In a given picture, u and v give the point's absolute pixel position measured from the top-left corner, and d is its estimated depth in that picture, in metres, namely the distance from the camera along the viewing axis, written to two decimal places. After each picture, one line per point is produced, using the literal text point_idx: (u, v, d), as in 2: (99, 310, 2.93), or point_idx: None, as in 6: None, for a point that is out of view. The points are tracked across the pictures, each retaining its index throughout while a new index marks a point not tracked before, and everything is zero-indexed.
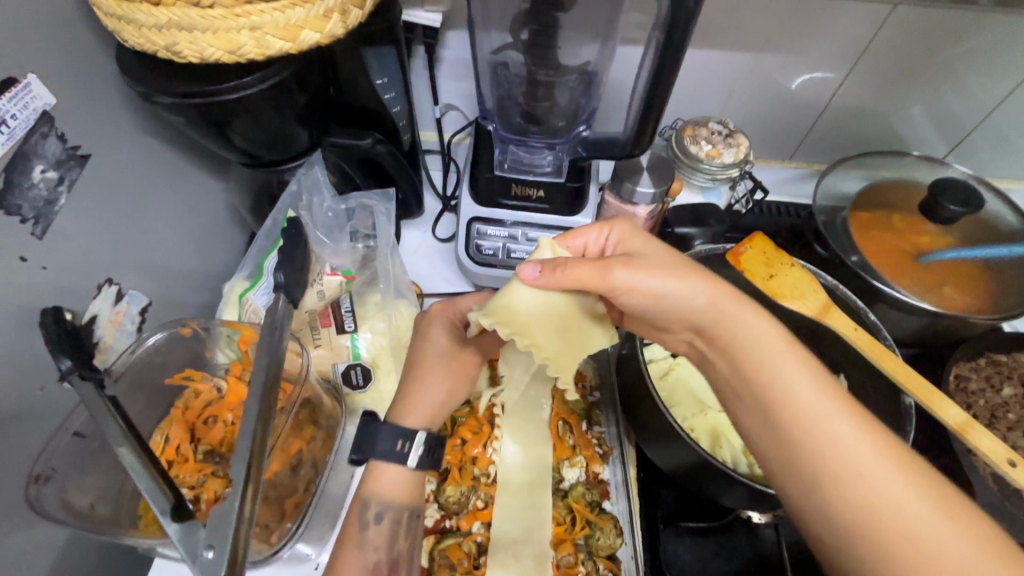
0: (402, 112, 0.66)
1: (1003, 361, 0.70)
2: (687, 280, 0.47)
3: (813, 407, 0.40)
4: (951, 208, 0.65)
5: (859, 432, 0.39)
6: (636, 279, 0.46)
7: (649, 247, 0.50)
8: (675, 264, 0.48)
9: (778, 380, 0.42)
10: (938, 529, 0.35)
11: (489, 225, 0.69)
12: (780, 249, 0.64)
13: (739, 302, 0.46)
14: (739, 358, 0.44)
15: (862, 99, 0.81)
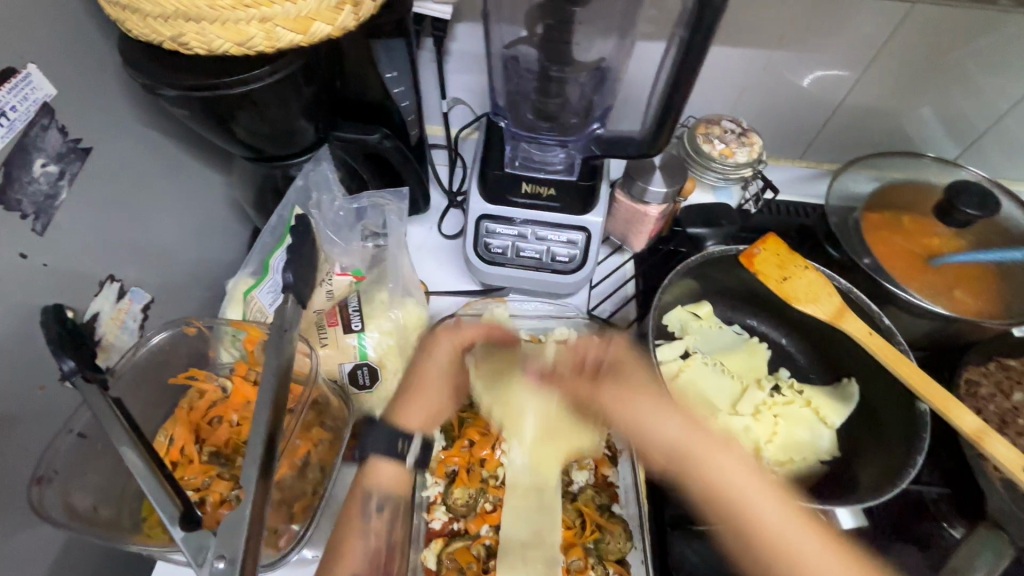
0: (410, 107, 0.65)
1: (1013, 365, 0.70)
2: (651, 404, 0.54)
3: (779, 531, 0.48)
4: (966, 210, 0.64)
5: (786, 516, 0.49)
6: (632, 402, 0.55)
7: (630, 377, 0.57)
8: (653, 397, 0.55)
9: (729, 489, 0.50)
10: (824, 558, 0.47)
11: (497, 223, 0.67)
12: (795, 252, 0.64)
13: (692, 427, 0.53)
14: (706, 496, 0.51)
15: (876, 99, 0.80)
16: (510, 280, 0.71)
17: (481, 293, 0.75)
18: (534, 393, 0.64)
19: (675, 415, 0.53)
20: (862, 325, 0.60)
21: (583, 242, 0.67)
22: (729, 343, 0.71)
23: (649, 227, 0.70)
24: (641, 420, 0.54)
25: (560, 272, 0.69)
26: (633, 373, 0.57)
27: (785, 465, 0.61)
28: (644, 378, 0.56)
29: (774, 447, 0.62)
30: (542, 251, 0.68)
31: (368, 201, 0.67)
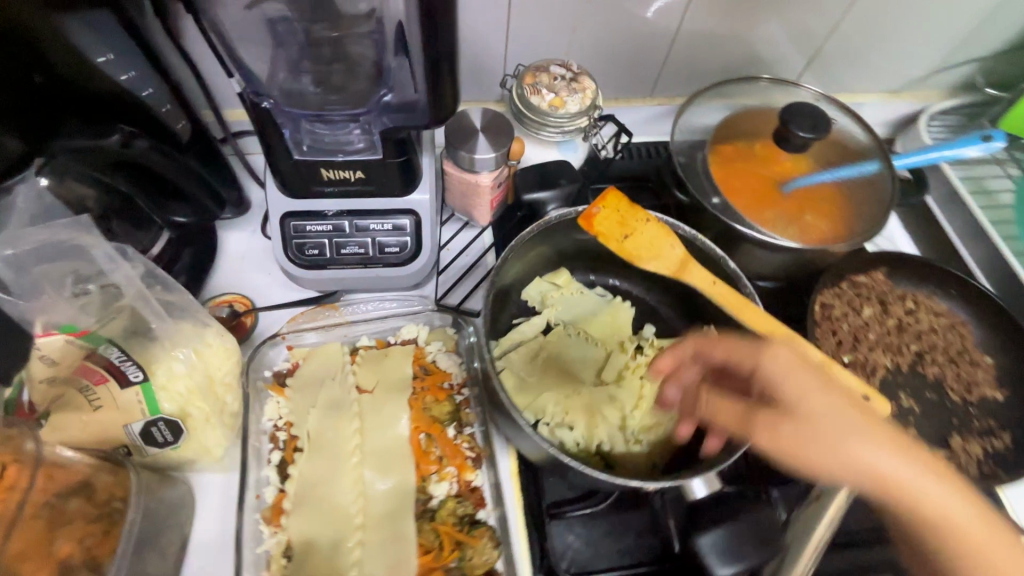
0: (158, 95, 0.52)
1: (862, 282, 0.71)
2: (844, 413, 0.42)
3: (904, 476, 0.41)
4: (801, 134, 0.61)
5: (949, 492, 0.41)
6: (800, 432, 0.43)
7: (817, 386, 0.44)
8: (838, 404, 0.43)
9: (874, 453, 0.41)
10: (930, 482, 0.41)
11: (306, 220, 0.58)
12: (636, 204, 0.59)
13: (872, 425, 0.42)
14: (866, 483, 0.41)
15: (711, 23, 0.74)
16: (342, 283, 0.62)
17: (313, 302, 0.65)
18: (379, 409, 0.57)
19: (824, 394, 0.43)
20: (705, 273, 0.56)
21: (411, 228, 0.60)
22: (593, 309, 0.67)
23: (487, 198, 0.63)
24: (832, 439, 0.42)
25: (394, 264, 0.61)
26: (760, 373, 0.46)
27: (653, 430, 0.59)
28: (766, 369, 0.46)
29: (639, 413, 0.59)
30: (366, 244, 0.59)
31: (61, 241, 0.48)
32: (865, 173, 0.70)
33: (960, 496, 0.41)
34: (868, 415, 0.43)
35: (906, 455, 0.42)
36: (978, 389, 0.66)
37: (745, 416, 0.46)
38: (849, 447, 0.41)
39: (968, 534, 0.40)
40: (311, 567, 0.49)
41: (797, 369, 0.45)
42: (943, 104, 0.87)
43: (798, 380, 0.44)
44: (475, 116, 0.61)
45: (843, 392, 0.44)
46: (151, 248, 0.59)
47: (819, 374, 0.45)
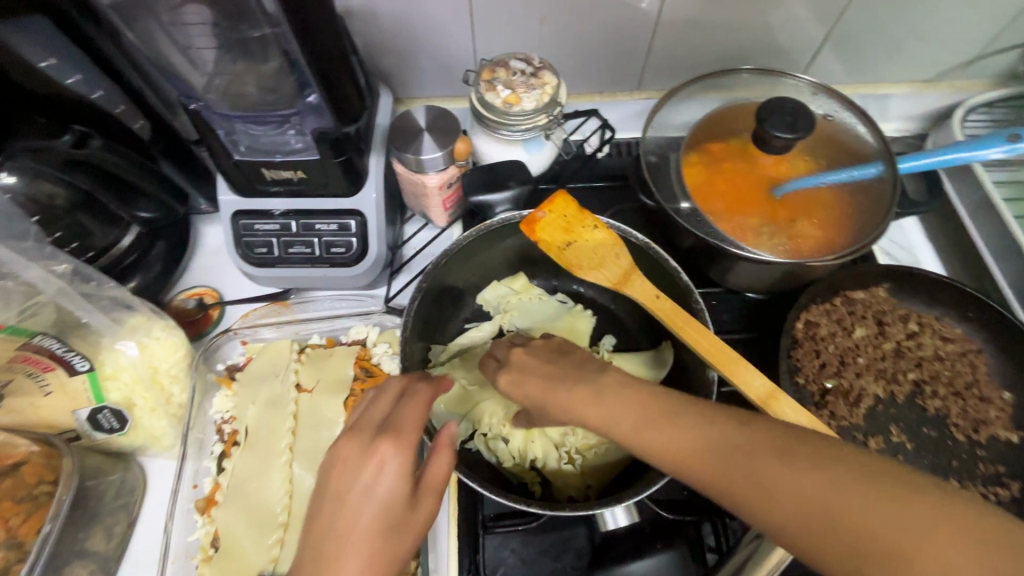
0: (108, 96, 0.54)
1: (857, 299, 0.64)
2: (658, 430, 0.36)
3: (766, 473, 0.31)
4: (777, 135, 0.55)
5: (809, 478, 0.30)
6: (618, 417, 0.38)
7: (618, 394, 0.39)
8: (644, 416, 0.37)
9: (704, 460, 0.33)
10: (799, 477, 0.30)
11: (255, 219, 0.59)
12: (585, 208, 0.56)
13: (695, 428, 0.35)
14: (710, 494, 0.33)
15: (698, 10, 0.68)
16: (292, 282, 0.62)
17: (269, 297, 0.65)
18: (315, 410, 0.57)
19: (633, 406, 0.37)
20: (649, 286, 0.53)
21: (357, 228, 0.59)
22: (550, 316, 0.64)
23: (437, 199, 0.62)
24: (651, 423, 0.36)
25: (341, 265, 0.60)
26: (546, 406, 0.42)
27: (592, 449, 0.55)
28: (547, 399, 0.42)
29: (580, 431, 0.56)
30: (313, 243, 0.59)
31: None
32: (862, 178, 0.62)
33: (833, 480, 0.29)
34: (688, 410, 0.36)
35: (743, 442, 0.33)
36: (988, 428, 0.57)
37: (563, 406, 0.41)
38: (674, 453, 0.34)
39: (863, 521, 0.28)
40: (230, 561, 0.51)
41: (596, 398, 0.39)
42: (984, 96, 0.76)
43: (599, 396, 0.39)
44: (420, 115, 0.60)
45: (639, 398, 0.38)
46: (118, 242, 0.61)
47: (613, 390, 0.39)
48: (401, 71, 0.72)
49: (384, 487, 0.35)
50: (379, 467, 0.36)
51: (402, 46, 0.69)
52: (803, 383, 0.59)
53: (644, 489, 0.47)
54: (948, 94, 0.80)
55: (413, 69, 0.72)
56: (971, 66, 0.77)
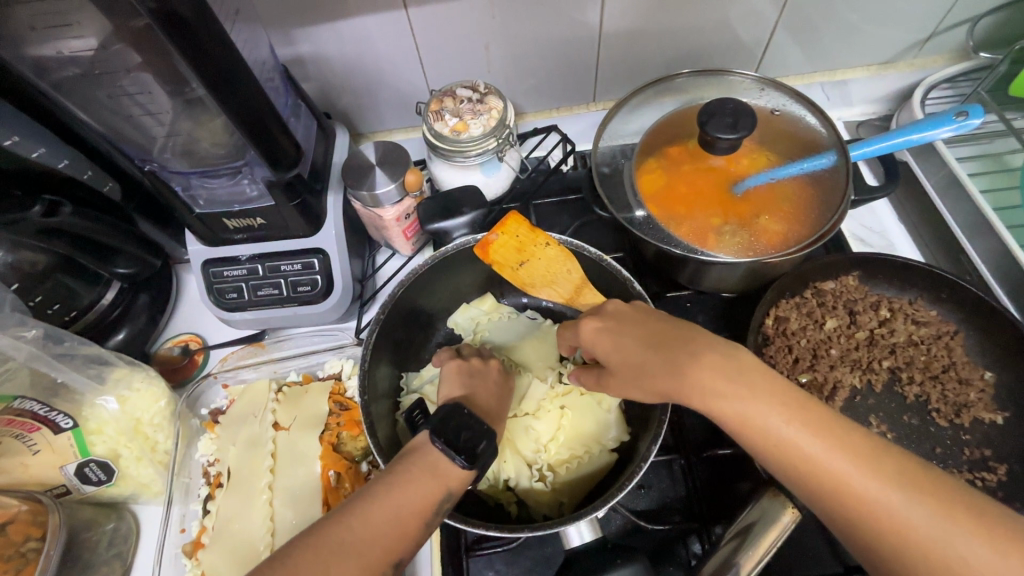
0: (74, 163, 0.58)
1: (827, 290, 0.63)
2: (793, 425, 0.38)
3: (894, 500, 0.35)
4: (719, 137, 0.55)
5: (941, 520, 0.34)
6: (756, 411, 0.38)
7: (756, 385, 0.39)
8: (784, 410, 0.38)
9: (839, 473, 0.36)
10: (924, 510, 0.35)
11: (223, 265, 0.61)
12: (536, 227, 0.57)
13: (838, 442, 0.37)
14: (828, 495, 0.37)
15: (638, 20, 0.69)
16: (264, 322, 0.64)
17: (246, 339, 0.68)
18: (294, 446, 0.59)
19: (779, 402, 0.38)
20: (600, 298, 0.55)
21: (320, 266, 0.61)
22: (521, 333, 0.64)
23: (397, 230, 0.63)
24: (792, 417, 0.38)
25: (308, 302, 0.62)
26: (650, 371, 0.43)
27: (564, 464, 0.56)
28: (665, 371, 0.42)
29: (552, 448, 0.57)
30: (280, 284, 0.61)
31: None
32: (814, 169, 0.61)
33: (926, 502, 0.35)
34: (820, 414, 0.38)
35: (880, 467, 0.36)
36: (971, 411, 0.56)
37: (679, 367, 0.41)
38: (801, 453, 0.37)
39: (957, 555, 0.34)
40: None
41: (739, 383, 0.39)
42: (944, 73, 0.75)
43: (741, 381, 0.39)
44: (371, 152, 0.62)
45: (771, 388, 0.39)
46: (101, 299, 0.63)
47: (755, 375, 0.39)
48: (360, 109, 0.75)
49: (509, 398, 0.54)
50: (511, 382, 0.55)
51: (356, 86, 0.71)
52: None
53: (605, 501, 0.47)
54: (908, 74, 0.79)
55: (370, 105, 0.74)
56: (927, 43, 0.76)
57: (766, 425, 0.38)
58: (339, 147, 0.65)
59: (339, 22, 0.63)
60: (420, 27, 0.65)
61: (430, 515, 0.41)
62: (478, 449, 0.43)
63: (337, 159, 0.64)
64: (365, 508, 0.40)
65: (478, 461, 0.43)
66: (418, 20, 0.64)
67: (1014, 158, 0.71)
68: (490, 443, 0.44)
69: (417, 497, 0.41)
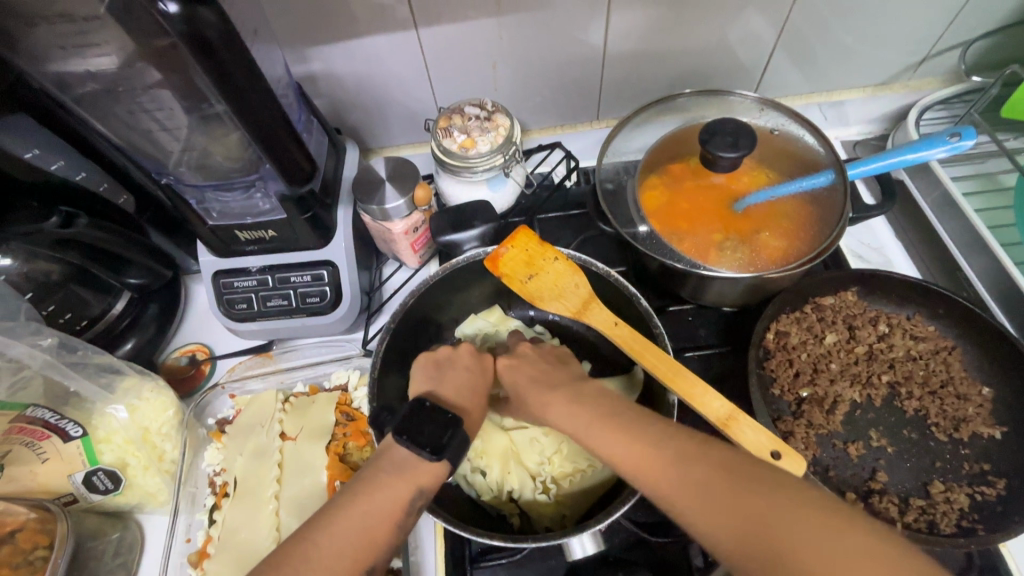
0: (92, 176, 0.59)
1: (827, 305, 0.64)
2: (603, 426, 0.45)
3: (685, 475, 0.40)
4: (719, 155, 0.57)
5: (719, 483, 0.38)
6: (579, 419, 0.47)
7: (583, 401, 0.48)
8: (598, 417, 0.46)
9: (639, 463, 0.42)
10: (709, 479, 0.39)
11: (234, 276, 0.62)
12: (546, 242, 0.58)
13: (636, 438, 0.43)
14: (642, 488, 0.42)
15: (641, 41, 0.71)
16: (272, 333, 0.65)
17: (254, 350, 0.69)
18: (300, 456, 0.59)
19: (597, 412, 0.47)
20: (608, 315, 0.56)
21: (330, 277, 0.62)
22: None
23: (405, 243, 0.65)
24: (602, 420, 0.46)
25: (317, 313, 0.63)
26: (526, 397, 0.52)
27: (568, 477, 0.57)
28: (531, 394, 0.52)
29: (557, 461, 0.57)
30: (289, 295, 0.62)
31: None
32: (813, 187, 0.63)
33: (708, 472, 0.39)
34: (631, 416, 0.45)
35: (671, 451, 0.41)
36: (969, 425, 0.57)
37: (535, 391, 0.51)
38: (613, 452, 0.44)
39: (738, 514, 0.37)
40: None
41: (570, 402, 0.49)
42: (937, 94, 0.78)
43: (572, 401, 0.49)
44: (381, 166, 0.63)
45: (604, 407, 0.47)
46: (111, 309, 0.65)
47: (588, 396, 0.49)
48: (369, 125, 0.76)
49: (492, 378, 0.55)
50: (486, 365, 0.55)
51: (366, 102, 0.73)
52: (778, 394, 0.59)
53: (609, 514, 0.47)
54: (904, 95, 0.81)
55: (380, 122, 0.76)
56: (922, 66, 0.79)
57: (585, 431, 0.46)
58: (350, 161, 0.66)
59: (352, 41, 0.65)
60: (431, 46, 0.67)
61: (404, 516, 0.43)
62: (442, 441, 0.44)
63: (347, 173, 0.65)
64: (330, 518, 0.42)
65: (444, 452, 0.44)
66: (430, 39, 0.66)
67: (1007, 178, 0.73)
68: (454, 434, 0.45)
69: (387, 503, 0.43)
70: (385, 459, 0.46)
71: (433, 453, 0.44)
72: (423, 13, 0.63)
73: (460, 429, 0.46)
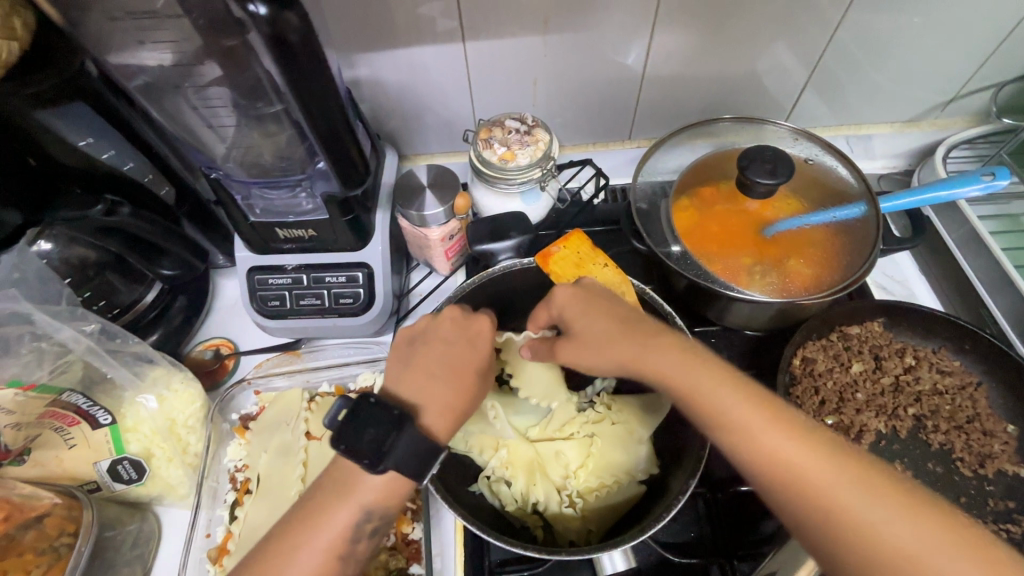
0: (139, 167, 0.61)
1: (853, 334, 0.65)
2: (729, 396, 0.43)
3: (813, 469, 0.39)
4: (758, 182, 0.58)
5: (851, 486, 0.38)
6: (697, 382, 0.44)
7: (700, 364, 0.45)
8: (723, 386, 0.43)
9: (761, 446, 0.40)
10: (839, 478, 0.38)
11: (269, 273, 0.63)
12: (597, 249, 0.62)
13: (772, 418, 0.41)
14: (756, 468, 0.40)
15: (681, 65, 0.72)
16: (302, 332, 0.66)
17: (281, 348, 0.69)
18: (325, 457, 0.60)
19: (723, 381, 0.44)
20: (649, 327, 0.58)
21: (364, 280, 0.63)
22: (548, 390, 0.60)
23: (440, 250, 0.65)
24: (726, 392, 0.43)
25: (348, 314, 0.63)
26: (613, 346, 0.48)
27: (593, 492, 0.57)
28: (629, 347, 0.47)
29: (582, 475, 0.57)
30: (323, 295, 0.63)
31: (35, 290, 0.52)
32: (844, 219, 0.64)
33: (839, 472, 0.38)
34: (758, 394, 0.43)
35: (816, 446, 0.40)
36: (995, 462, 0.57)
37: (640, 338, 0.48)
38: (734, 425, 0.41)
39: (860, 520, 0.37)
40: None
41: (689, 363, 0.45)
42: (964, 135, 0.79)
43: (689, 362, 0.45)
44: (422, 174, 0.64)
45: (720, 373, 0.44)
46: (142, 299, 0.65)
47: (702, 354, 0.46)
48: (406, 132, 0.77)
49: (483, 345, 0.50)
50: (474, 335, 0.50)
51: (406, 110, 0.74)
52: None
53: (640, 532, 0.47)
54: (930, 133, 0.83)
55: (417, 129, 0.77)
56: (949, 105, 0.80)
57: (701, 396, 0.43)
58: (390, 166, 0.67)
59: (399, 50, 0.66)
60: (476, 60, 0.68)
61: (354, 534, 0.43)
62: (383, 449, 0.42)
63: (387, 179, 0.66)
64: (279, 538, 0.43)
65: (385, 462, 0.42)
66: (475, 52, 0.67)
67: None
68: (395, 437, 0.42)
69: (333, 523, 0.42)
70: (351, 473, 0.44)
71: (372, 464, 0.41)
72: (472, 27, 0.64)
73: (408, 429, 0.43)
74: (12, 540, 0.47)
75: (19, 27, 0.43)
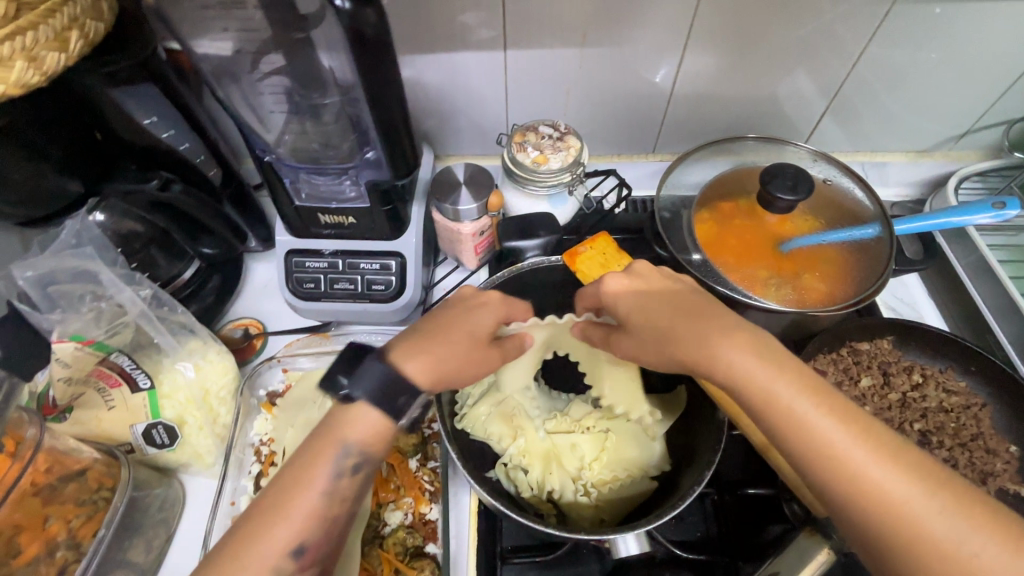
0: (194, 148, 0.62)
1: (863, 349, 0.67)
2: (805, 403, 0.40)
3: (892, 485, 0.37)
4: (780, 197, 0.61)
5: (931, 504, 0.36)
6: (771, 383, 0.41)
7: (777, 365, 0.42)
8: (802, 390, 0.41)
9: (838, 456, 0.38)
10: (920, 495, 0.37)
11: (307, 257, 0.66)
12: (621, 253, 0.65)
13: (860, 437, 0.39)
14: (827, 478, 0.39)
15: (708, 84, 0.75)
16: (333, 314, 0.68)
17: (311, 330, 0.71)
18: None
19: (800, 386, 0.41)
20: None
21: (397, 268, 0.65)
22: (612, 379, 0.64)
23: (470, 244, 0.68)
24: (801, 399, 0.40)
25: (379, 300, 0.66)
26: (678, 332, 0.46)
27: (607, 484, 0.59)
28: (696, 337, 0.45)
29: (597, 466, 0.60)
30: (356, 280, 0.66)
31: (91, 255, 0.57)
32: (861, 237, 0.66)
33: (920, 489, 0.37)
34: (836, 399, 0.41)
35: (896, 461, 0.38)
36: (996, 479, 0.59)
37: (707, 328, 0.45)
38: (807, 432, 0.39)
39: (938, 538, 0.36)
40: None
41: (765, 364, 0.42)
42: (977, 167, 0.82)
43: (763, 363, 0.42)
44: (458, 171, 0.68)
45: (795, 376, 0.41)
46: (180, 275, 0.68)
47: (779, 350, 0.43)
48: (441, 132, 0.81)
49: (486, 311, 0.51)
50: (481, 299, 0.52)
51: (443, 111, 0.78)
52: None
53: (656, 519, 0.49)
54: (943, 164, 0.86)
55: (452, 130, 0.81)
56: (962, 139, 0.84)
57: (775, 400, 0.41)
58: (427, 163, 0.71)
59: (442, 55, 0.70)
60: (514, 68, 0.72)
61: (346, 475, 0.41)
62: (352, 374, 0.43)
63: (423, 174, 0.70)
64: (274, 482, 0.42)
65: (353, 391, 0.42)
66: (514, 61, 0.71)
67: None
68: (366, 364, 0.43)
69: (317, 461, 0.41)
70: (341, 420, 0.42)
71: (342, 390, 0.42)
72: (513, 36, 0.68)
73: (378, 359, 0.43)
74: (54, 490, 0.50)
75: (106, 11, 0.46)
